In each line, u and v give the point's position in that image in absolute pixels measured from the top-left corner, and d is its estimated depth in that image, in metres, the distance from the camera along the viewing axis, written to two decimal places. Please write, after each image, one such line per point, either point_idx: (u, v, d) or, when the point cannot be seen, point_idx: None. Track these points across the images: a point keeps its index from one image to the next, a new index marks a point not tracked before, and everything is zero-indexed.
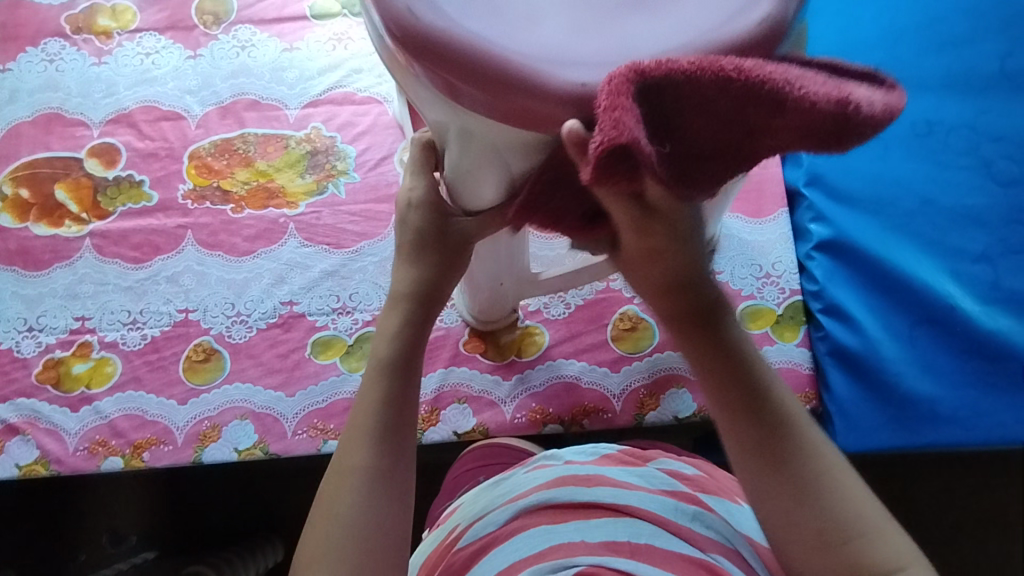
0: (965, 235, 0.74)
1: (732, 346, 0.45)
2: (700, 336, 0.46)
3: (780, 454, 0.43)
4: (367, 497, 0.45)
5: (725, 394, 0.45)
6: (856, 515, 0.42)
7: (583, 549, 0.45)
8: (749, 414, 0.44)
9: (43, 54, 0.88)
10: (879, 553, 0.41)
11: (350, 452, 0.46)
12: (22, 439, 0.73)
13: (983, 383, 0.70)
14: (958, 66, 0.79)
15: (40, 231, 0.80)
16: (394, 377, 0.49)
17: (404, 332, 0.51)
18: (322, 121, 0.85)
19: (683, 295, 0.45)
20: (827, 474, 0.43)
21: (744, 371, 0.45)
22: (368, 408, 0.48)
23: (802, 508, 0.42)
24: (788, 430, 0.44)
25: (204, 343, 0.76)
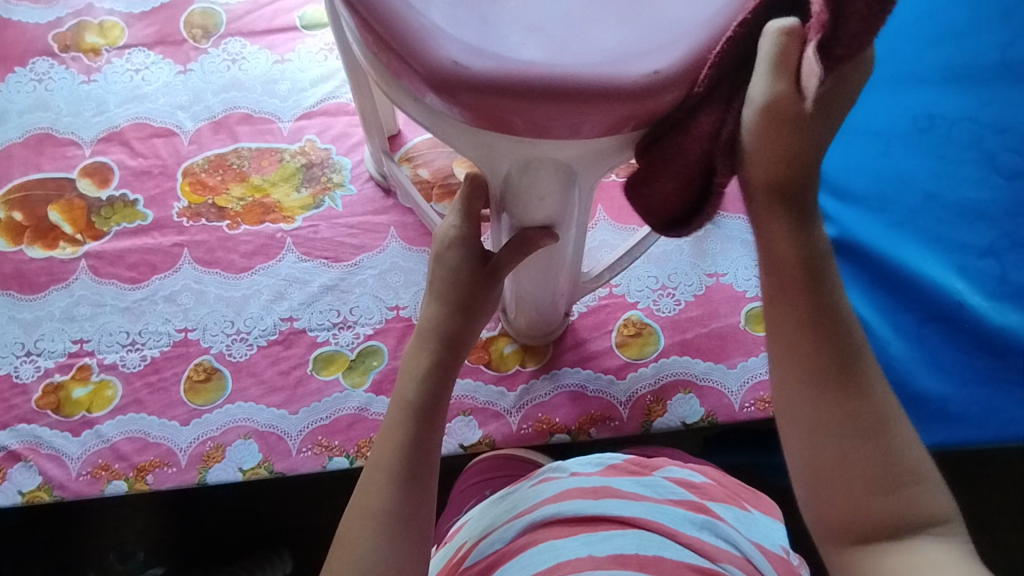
0: (971, 230, 0.73)
1: (818, 254, 0.41)
2: (794, 230, 0.41)
3: (847, 370, 0.40)
4: (387, 542, 0.44)
5: (807, 308, 0.41)
6: (912, 458, 0.40)
7: (592, 565, 0.45)
8: (825, 328, 0.41)
9: (32, 74, 0.86)
10: (930, 502, 0.39)
11: (371, 496, 0.46)
12: (25, 466, 0.72)
13: (993, 380, 0.69)
14: (959, 58, 0.78)
15: (34, 253, 0.80)
16: (420, 421, 0.49)
17: (432, 371, 0.51)
18: (316, 133, 0.84)
19: (793, 176, 0.40)
20: (888, 413, 0.40)
21: (823, 285, 0.41)
22: (391, 445, 0.48)
23: (862, 445, 0.39)
24: (858, 357, 0.41)
25: (204, 362, 0.76)
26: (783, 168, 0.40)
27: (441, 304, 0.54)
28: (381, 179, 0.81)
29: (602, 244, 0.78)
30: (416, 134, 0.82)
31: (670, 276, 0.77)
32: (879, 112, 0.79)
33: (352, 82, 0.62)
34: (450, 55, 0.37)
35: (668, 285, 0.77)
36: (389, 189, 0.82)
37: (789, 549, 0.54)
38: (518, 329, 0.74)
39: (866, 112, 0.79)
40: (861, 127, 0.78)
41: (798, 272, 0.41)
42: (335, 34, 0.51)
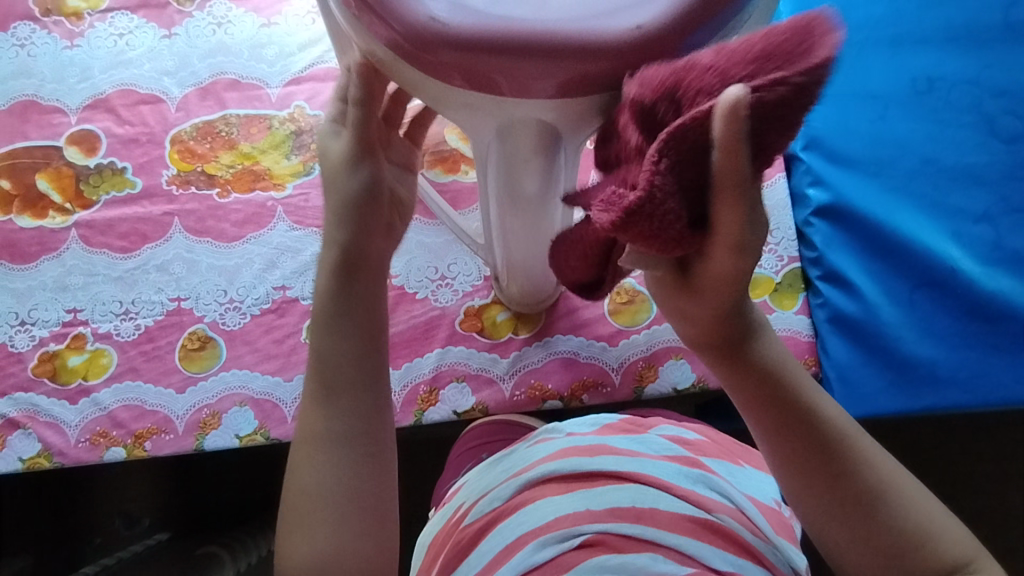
0: (966, 194, 0.73)
1: (772, 364, 0.44)
2: (738, 359, 0.43)
3: (841, 472, 0.43)
4: (335, 464, 0.44)
5: (777, 421, 0.44)
6: (921, 520, 0.42)
7: (588, 518, 0.46)
8: (794, 432, 0.44)
9: (13, 39, 0.84)
10: (949, 552, 0.42)
11: (308, 419, 0.45)
12: (24, 433, 0.73)
13: (983, 345, 0.69)
14: (961, 19, 0.77)
15: (24, 223, 0.79)
16: (346, 331, 0.46)
17: (335, 278, 0.46)
18: (305, 99, 0.82)
19: (730, 321, 0.42)
20: (887, 483, 0.43)
21: (783, 398, 0.44)
22: (316, 363, 0.46)
23: (873, 520, 0.42)
24: (845, 451, 0.43)
25: (198, 331, 0.76)
26: (716, 324, 0.42)
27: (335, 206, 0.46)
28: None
29: None
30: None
31: None
32: (877, 75, 0.77)
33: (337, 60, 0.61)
34: (426, 12, 0.37)
35: None
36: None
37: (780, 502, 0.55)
38: (509, 296, 0.73)
39: (864, 74, 0.77)
40: (859, 91, 0.77)
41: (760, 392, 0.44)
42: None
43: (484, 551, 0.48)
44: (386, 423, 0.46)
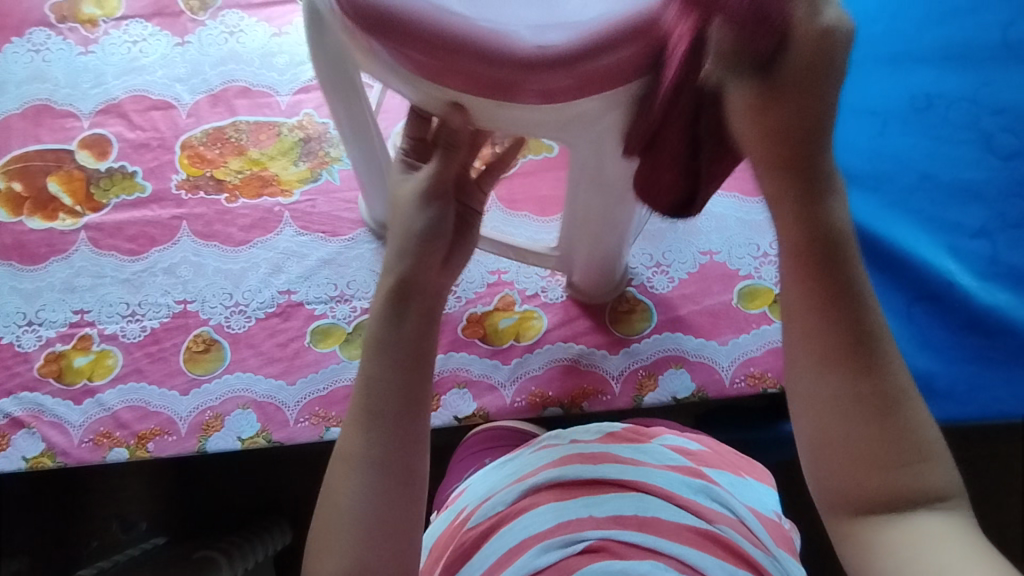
0: (963, 209, 0.74)
1: (831, 226, 0.43)
2: (806, 205, 0.43)
3: (858, 356, 0.42)
4: (368, 488, 0.43)
5: (828, 289, 0.42)
6: (918, 439, 0.41)
7: (592, 524, 0.47)
8: (847, 304, 0.42)
9: (29, 44, 0.86)
10: (934, 478, 0.41)
11: (348, 437, 0.45)
12: (28, 432, 0.73)
13: (980, 358, 0.70)
14: (958, 38, 0.78)
15: (34, 224, 0.80)
16: (394, 356, 0.45)
17: (387, 303, 0.47)
18: (314, 107, 0.84)
19: (800, 140, 0.42)
20: (901, 390, 0.42)
21: (838, 269, 0.42)
22: (360, 389, 0.45)
23: (869, 416, 0.41)
24: (872, 338, 0.42)
25: (203, 334, 0.77)
26: (782, 142, 0.42)
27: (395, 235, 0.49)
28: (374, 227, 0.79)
29: None
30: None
31: (663, 254, 0.78)
32: (875, 91, 0.79)
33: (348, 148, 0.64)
34: (532, 41, 0.43)
35: (662, 262, 0.78)
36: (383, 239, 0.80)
37: (780, 513, 0.56)
38: (589, 296, 0.76)
39: (862, 91, 0.79)
40: (858, 106, 0.78)
41: (813, 247, 0.42)
42: (313, 61, 0.52)
43: (486, 556, 0.49)
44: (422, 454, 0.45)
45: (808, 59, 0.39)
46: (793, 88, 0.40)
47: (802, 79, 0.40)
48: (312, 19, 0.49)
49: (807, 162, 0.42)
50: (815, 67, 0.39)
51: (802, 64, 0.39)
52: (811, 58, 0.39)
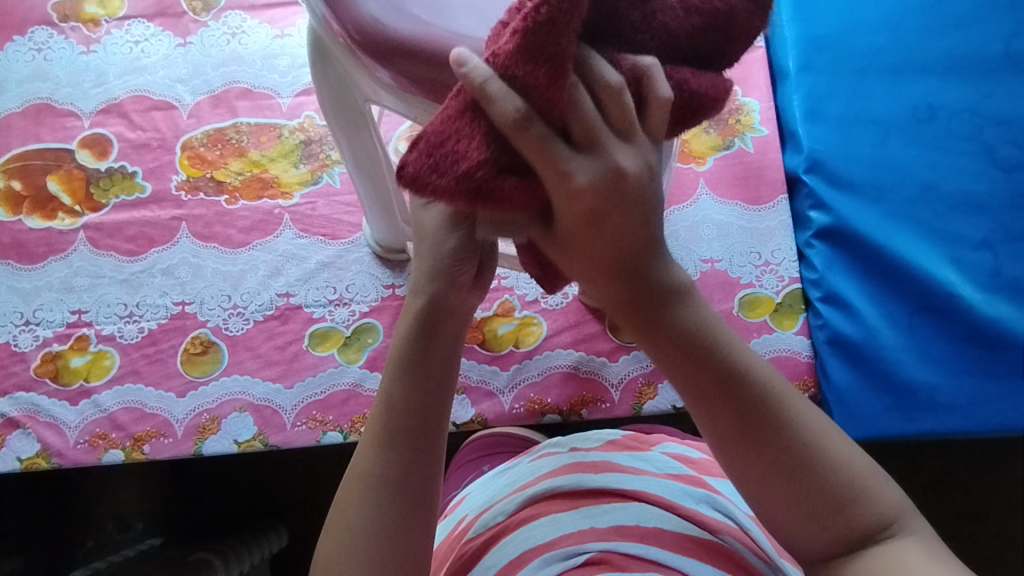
0: (965, 221, 0.73)
1: (684, 329, 0.39)
2: (648, 324, 0.38)
3: (773, 427, 0.38)
4: (382, 508, 0.42)
5: (698, 390, 0.39)
6: (853, 477, 0.38)
7: (593, 535, 0.46)
8: (724, 396, 0.38)
9: (30, 43, 0.86)
10: (878, 510, 0.38)
11: (365, 455, 0.44)
12: (23, 432, 0.73)
13: (981, 371, 0.70)
14: (962, 48, 0.78)
15: (34, 223, 0.80)
16: (416, 375, 0.45)
17: (414, 325, 0.45)
18: (315, 110, 0.84)
19: (622, 283, 0.37)
20: (818, 442, 0.38)
21: (708, 362, 0.39)
22: (381, 409, 0.45)
23: (794, 483, 0.38)
24: (770, 407, 0.38)
25: (201, 335, 0.76)
26: (610, 285, 0.38)
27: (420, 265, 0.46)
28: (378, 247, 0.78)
29: None
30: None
31: None
32: (879, 100, 0.78)
33: (354, 178, 0.63)
34: None
35: None
36: (388, 258, 0.79)
37: None
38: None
39: (866, 100, 0.79)
40: (860, 115, 0.78)
41: (677, 359, 0.39)
42: (318, 92, 0.52)
43: (486, 566, 0.48)
44: (439, 477, 0.45)
45: (582, 210, 0.35)
46: (577, 232, 0.36)
47: (588, 238, 0.36)
48: (317, 50, 0.49)
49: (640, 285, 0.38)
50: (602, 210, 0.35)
51: (578, 206, 0.35)
52: (599, 196, 0.34)
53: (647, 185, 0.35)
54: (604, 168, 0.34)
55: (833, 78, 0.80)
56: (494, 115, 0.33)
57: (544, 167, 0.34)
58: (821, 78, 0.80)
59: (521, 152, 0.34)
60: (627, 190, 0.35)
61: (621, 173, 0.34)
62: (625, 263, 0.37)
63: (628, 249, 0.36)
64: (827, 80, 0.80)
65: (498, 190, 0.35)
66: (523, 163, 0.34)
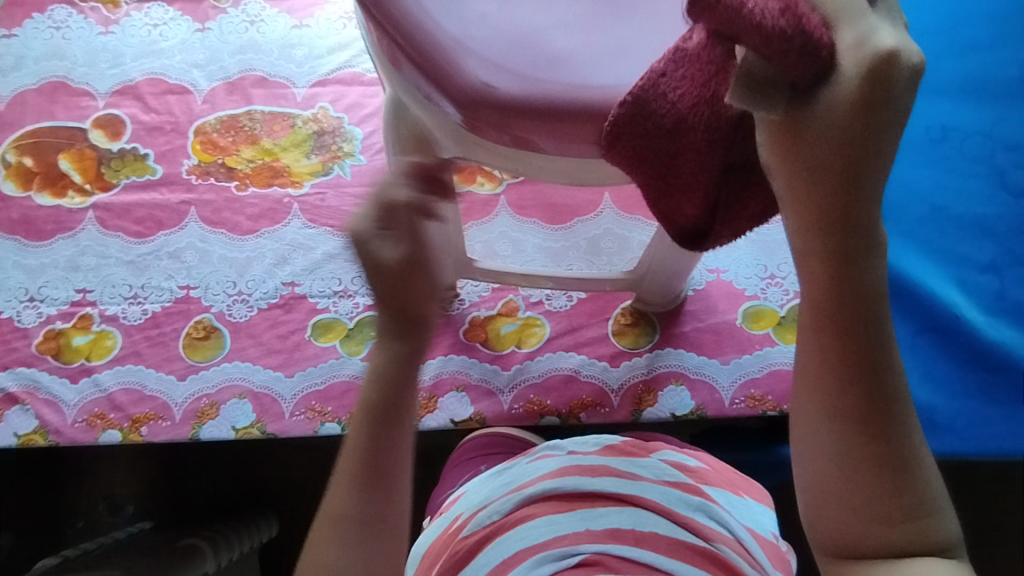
0: (975, 244, 0.74)
1: (872, 290, 0.32)
2: (852, 261, 0.31)
3: (885, 416, 0.33)
4: (354, 549, 0.40)
5: (846, 338, 0.32)
6: (928, 493, 0.33)
7: (589, 537, 0.46)
8: (861, 365, 0.32)
9: (49, 21, 0.86)
10: (943, 530, 0.34)
11: (335, 499, 0.41)
12: (21, 409, 0.73)
13: (982, 393, 0.70)
14: (978, 72, 0.78)
15: (43, 201, 0.80)
16: (386, 424, 0.41)
17: (385, 365, 0.41)
18: (330, 101, 0.84)
19: (841, 198, 0.30)
20: (912, 448, 0.33)
21: (879, 329, 0.32)
22: (351, 448, 0.41)
23: (878, 480, 0.33)
24: (891, 389, 0.33)
25: (204, 320, 0.76)
26: (833, 192, 0.30)
27: (378, 281, 0.40)
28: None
29: (607, 233, 0.79)
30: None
31: None
32: None
33: None
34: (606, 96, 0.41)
35: None
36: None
37: (778, 535, 0.55)
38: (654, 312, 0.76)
39: None
40: None
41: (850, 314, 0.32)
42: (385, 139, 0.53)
43: (481, 564, 0.48)
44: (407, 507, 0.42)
45: (852, 100, 0.29)
46: (833, 116, 0.29)
47: (849, 124, 0.29)
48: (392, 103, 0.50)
49: (851, 216, 0.31)
50: (865, 111, 0.29)
51: (853, 96, 0.29)
52: (862, 95, 0.28)
53: (911, 99, 0.29)
54: (864, 52, 0.28)
55: None
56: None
57: (842, 38, 0.29)
58: None
59: (823, 9, 0.30)
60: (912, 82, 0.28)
61: (901, 57, 0.28)
62: (839, 169, 0.30)
63: (861, 147, 0.29)
64: None
65: (771, 34, 0.29)
66: (800, 41, 0.29)
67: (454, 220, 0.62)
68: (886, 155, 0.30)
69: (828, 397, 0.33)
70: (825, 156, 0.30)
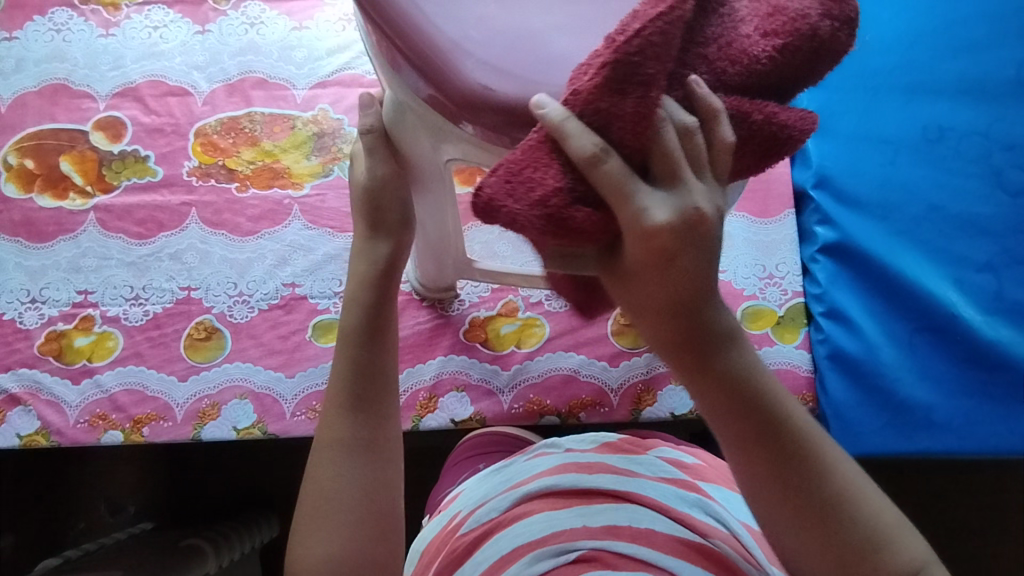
0: (972, 243, 0.74)
1: (742, 376, 0.40)
2: (713, 366, 0.40)
3: (807, 477, 0.41)
4: (350, 519, 0.46)
5: (739, 428, 0.41)
6: (874, 521, 0.41)
7: (584, 534, 0.46)
8: (763, 435, 0.41)
9: (50, 24, 0.87)
10: (897, 552, 0.40)
11: (330, 425, 0.49)
12: (24, 409, 0.73)
13: (979, 392, 0.70)
14: (974, 72, 0.78)
15: (44, 203, 0.80)
16: (364, 413, 0.49)
17: (355, 365, 0.50)
18: (330, 103, 0.84)
19: (681, 324, 0.38)
20: (848, 491, 0.41)
21: (762, 410, 0.40)
22: (340, 376, 0.50)
23: (816, 527, 0.41)
24: (804, 447, 0.41)
25: (205, 321, 0.77)
26: (669, 324, 0.39)
27: (371, 236, 0.54)
28: (418, 288, 0.76)
29: None
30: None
31: None
32: (889, 120, 0.79)
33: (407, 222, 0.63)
34: None
35: None
36: (427, 300, 0.77)
37: None
38: None
39: (877, 119, 0.79)
40: (870, 134, 0.79)
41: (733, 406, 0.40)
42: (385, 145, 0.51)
43: (478, 559, 0.48)
44: (398, 431, 0.50)
45: (652, 256, 0.37)
46: (644, 270, 0.37)
47: (653, 273, 0.37)
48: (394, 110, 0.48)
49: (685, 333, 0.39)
50: (673, 257, 0.37)
51: (652, 245, 0.36)
52: (657, 253, 0.36)
53: (699, 253, 0.37)
54: (640, 228, 0.36)
55: (845, 96, 0.80)
56: (572, 155, 0.36)
57: (622, 211, 0.36)
58: (833, 96, 0.81)
59: (598, 189, 0.36)
60: (693, 233, 0.36)
61: (673, 226, 0.36)
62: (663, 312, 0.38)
63: (682, 302, 0.38)
64: (839, 98, 0.80)
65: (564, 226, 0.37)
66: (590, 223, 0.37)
67: (454, 224, 0.62)
68: (696, 287, 0.38)
69: (740, 467, 0.42)
70: (655, 300, 0.38)
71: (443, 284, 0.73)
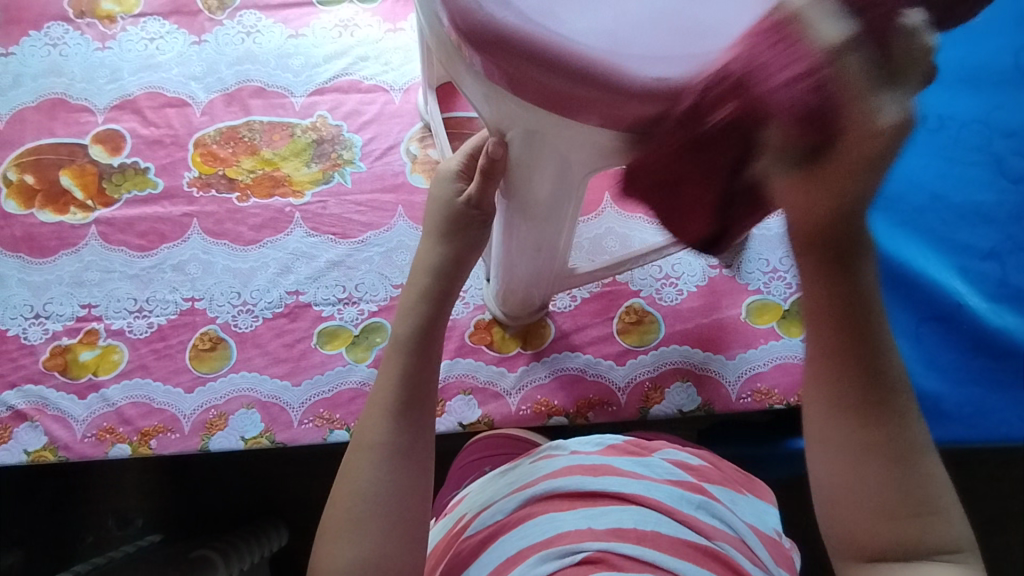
0: (975, 231, 0.74)
1: (864, 293, 0.37)
2: (837, 270, 0.36)
3: (883, 416, 0.38)
4: (377, 532, 0.44)
5: (844, 345, 0.37)
6: (930, 491, 0.38)
7: (591, 535, 0.46)
8: (870, 362, 0.38)
9: (46, 38, 0.87)
10: (944, 531, 0.38)
11: (370, 429, 0.47)
12: (31, 425, 0.73)
13: (987, 380, 0.70)
14: (972, 60, 0.78)
15: (45, 217, 0.80)
16: (403, 415, 0.48)
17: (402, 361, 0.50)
18: (328, 109, 0.84)
19: (840, 218, 0.35)
20: (918, 448, 0.38)
21: (874, 334, 0.38)
22: (389, 384, 0.49)
23: (883, 470, 0.37)
24: (892, 390, 0.38)
25: (210, 332, 0.77)
26: (817, 210, 0.35)
27: (438, 240, 0.53)
28: (502, 317, 0.75)
29: (608, 232, 0.79)
30: (463, 108, 0.75)
31: (673, 267, 0.78)
32: None
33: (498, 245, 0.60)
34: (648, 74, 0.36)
35: (671, 275, 0.78)
36: (514, 327, 0.76)
37: (781, 533, 0.55)
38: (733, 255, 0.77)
39: None
40: None
41: (842, 313, 0.37)
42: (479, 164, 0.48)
43: (483, 564, 0.48)
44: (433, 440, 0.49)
45: (863, 153, 0.33)
46: (842, 165, 0.33)
47: (844, 173, 0.33)
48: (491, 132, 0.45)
49: (834, 233, 0.36)
50: (878, 159, 0.33)
51: (870, 146, 0.33)
52: (889, 140, 0.32)
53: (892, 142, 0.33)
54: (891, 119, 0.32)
55: None
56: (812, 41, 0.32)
57: (855, 108, 0.32)
58: None
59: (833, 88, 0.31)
60: (893, 140, 0.33)
61: (897, 120, 0.32)
62: (807, 218, 0.36)
63: (847, 180, 0.34)
64: None
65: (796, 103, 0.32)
66: (833, 114, 0.32)
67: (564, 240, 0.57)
68: (868, 181, 0.34)
69: (820, 393, 0.39)
70: (832, 185, 0.34)
71: (522, 306, 0.72)
